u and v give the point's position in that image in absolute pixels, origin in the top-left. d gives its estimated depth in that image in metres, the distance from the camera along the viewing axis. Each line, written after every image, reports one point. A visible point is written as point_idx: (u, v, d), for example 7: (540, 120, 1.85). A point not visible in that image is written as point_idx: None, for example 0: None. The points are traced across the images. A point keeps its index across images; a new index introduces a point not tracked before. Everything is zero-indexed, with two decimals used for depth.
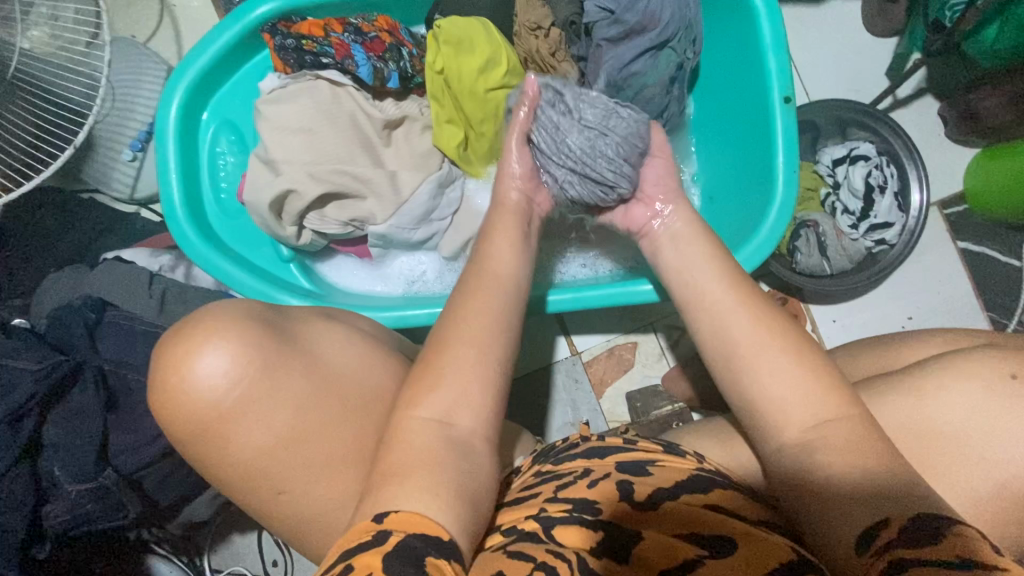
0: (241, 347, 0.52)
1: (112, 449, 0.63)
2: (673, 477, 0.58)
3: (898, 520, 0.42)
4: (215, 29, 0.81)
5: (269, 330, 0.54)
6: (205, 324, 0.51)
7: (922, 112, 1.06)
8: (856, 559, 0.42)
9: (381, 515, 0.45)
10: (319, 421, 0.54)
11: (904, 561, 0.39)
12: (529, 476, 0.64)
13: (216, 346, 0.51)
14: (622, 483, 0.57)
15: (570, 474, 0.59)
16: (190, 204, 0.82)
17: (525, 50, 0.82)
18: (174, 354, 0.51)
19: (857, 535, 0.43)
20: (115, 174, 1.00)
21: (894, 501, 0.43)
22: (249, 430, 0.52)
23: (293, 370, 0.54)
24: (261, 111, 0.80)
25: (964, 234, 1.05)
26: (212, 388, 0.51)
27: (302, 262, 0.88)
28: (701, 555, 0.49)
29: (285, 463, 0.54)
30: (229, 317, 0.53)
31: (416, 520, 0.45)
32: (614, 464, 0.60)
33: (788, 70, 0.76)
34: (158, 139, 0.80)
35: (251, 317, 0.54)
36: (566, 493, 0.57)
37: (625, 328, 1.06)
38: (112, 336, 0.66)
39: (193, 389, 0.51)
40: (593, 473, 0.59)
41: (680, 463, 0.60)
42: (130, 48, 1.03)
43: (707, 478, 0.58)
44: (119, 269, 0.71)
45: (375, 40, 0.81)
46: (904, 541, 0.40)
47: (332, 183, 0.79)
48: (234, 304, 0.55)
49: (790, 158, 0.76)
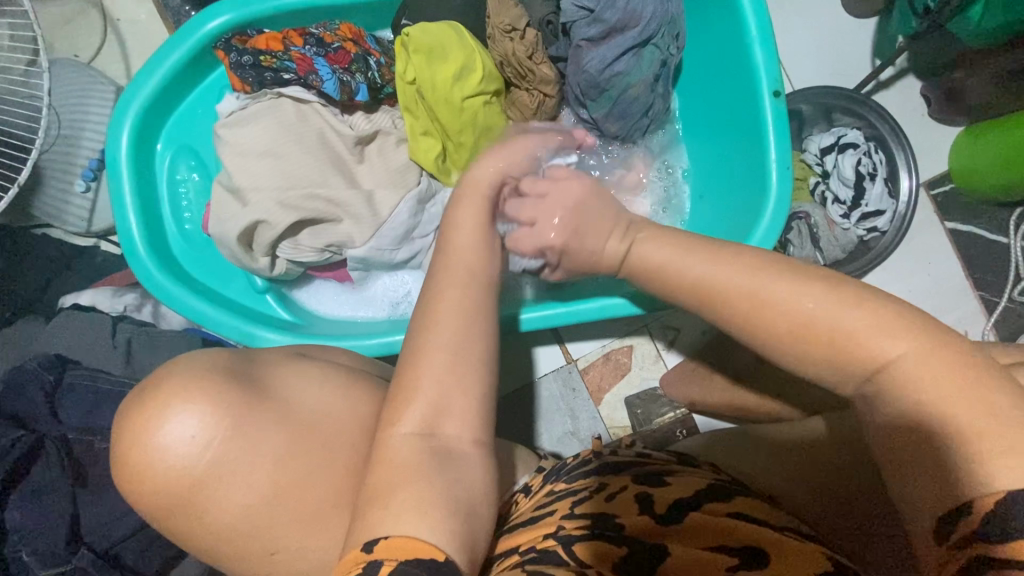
0: (209, 408, 0.48)
1: (87, 527, 0.58)
2: (690, 486, 0.55)
3: (986, 504, 0.35)
4: (163, 49, 0.75)
5: (239, 385, 0.50)
6: (168, 389, 0.47)
7: (904, 92, 1.04)
8: (932, 544, 0.37)
9: (372, 542, 0.44)
10: (303, 475, 0.51)
11: (990, 562, 0.34)
12: (540, 496, 0.62)
13: (181, 415, 0.47)
14: (642, 494, 0.55)
15: (585, 491, 0.57)
16: (152, 239, 0.76)
17: (500, 54, 0.77)
18: (134, 424, 0.47)
19: (936, 518, 0.37)
20: (70, 207, 0.93)
21: (965, 476, 0.36)
22: (229, 491, 0.49)
23: (268, 425, 0.50)
24: (221, 135, 0.75)
25: (950, 213, 1.05)
26: (182, 460, 0.47)
27: (278, 291, 0.82)
28: (733, 565, 0.47)
29: (271, 524, 0.50)
30: (191, 382, 0.48)
31: (408, 545, 0.43)
32: (630, 479, 0.58)
33: (775, 62, 0.73)
34: (110, 171, 0.74)
35: (216, 377, 0.50)
36: (582, 510, 0.54)
37: (619, 332, 1.04)
38: (72, 400, 0.60)
39: (164, 459, 0.47)
40: (609, 488, 0.57)
41: (695, 473, 0.58)
42: (73, 69, 0.95)
43: (724, 485, 0.56)
44: (79, 318, 0.66)
45: (339, 51, 0.75)
46: (993, 535, 0.34)
47: (304, 208, 0.74)
48: (201, 360, 0.51)
49: (782, 153, 0.73)
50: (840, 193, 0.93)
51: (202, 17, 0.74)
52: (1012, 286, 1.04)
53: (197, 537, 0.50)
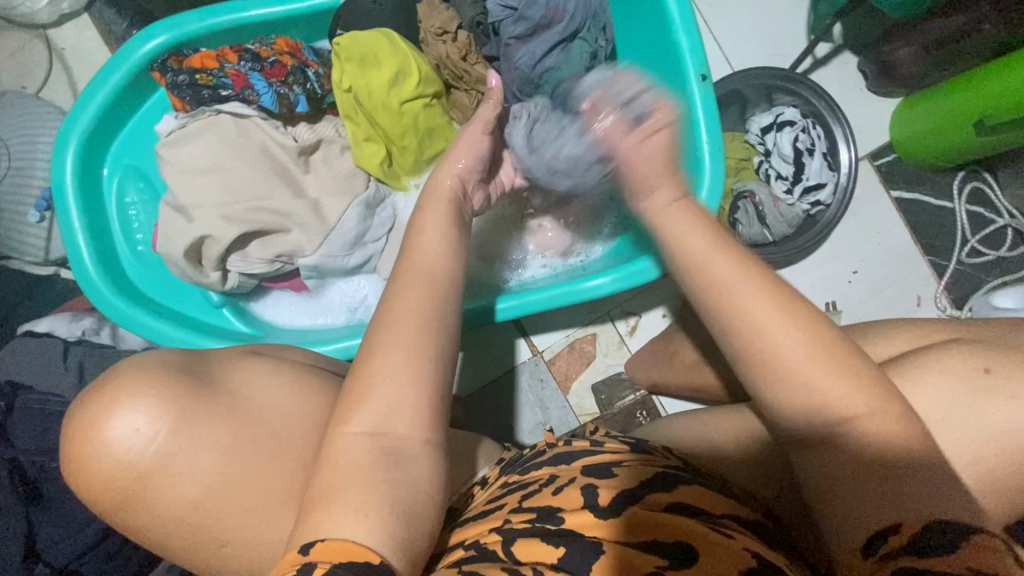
0: (154, 406, 0.50)
1: (42, 545, 0.58)
2: (636, 475, 0.57)
3: (913, 526, 0.38)
4: (101, 73, 0.76)
5: (186, 380, 0.52)
6: (117, 387, 0.49)
7: (842, 68, 1.07)
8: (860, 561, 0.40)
9: (309, 545, 0.44)
10: (254, 467, 0.52)
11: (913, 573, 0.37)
12: (495, 488, 0.64)
13: (126, 413, 0.49)
14: (587, 485, 0.56)
15: (535, 483, 0.59)
16: (103, 261, 0.77)
17: (435, 57, 0.79)
18: (85, 421, 0.49)
19: (867, 537, 0.40)
20: (27, 237, 0.93)
21: (902, 501, 0.39)
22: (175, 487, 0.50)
23: (215, 419, 0.52)
24: (163, 156, 0.76)
25: (896, 183, 1.08)
26: (123, 456, 0.49)
27: (234, 304, 0.84)
28: (660, 565, 0.49)
29: (220, 520, 0.51)
30: (142, 381, 0.50)
31: (343, 547, 0.44)
32: (579, 470, 0.59)
33: (700, 48, 0.75)
34: (56, 198, 0.75)
35: (162, 376, 0.51)
36: (529, 505, 0.56)
37: (582, 320, 1.06)
38: (22, 421, 0.62)
39: (114, 453, 0.49)
40: (558, 480, 0.58)
41: (646, 459, 0.60)
42: (20, 100, 0.96)
43: (673, 474, 0.57)
44: (31, 344, 0.67)
45: (275, 64, 0.77)
46: (919, 551, 0.37)
47: (251, 221, 0.75)
48: (152, 358, 0.53)
49: (713, 136, 0.75)
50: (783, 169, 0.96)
51: (137, 40, 0.75)
52: (961, 250, 1.07)
53: (149, 533, 0.51)
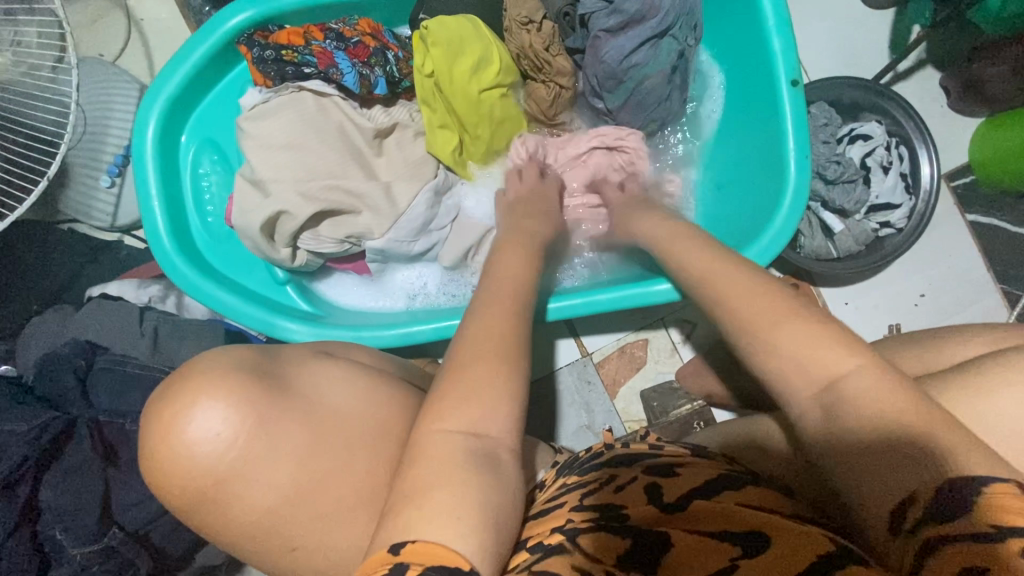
0: (234, 406, 0.46)
1: (117, 506, 0.58)
2: (701, 477, 0.55)
3: (927, 490, 0.36)
4: (189, 44, 0.76)
5: (256, 377, 0.49)
6: (191, 385, 0.45)
7: (923, 84, 1.03)
8: (889, 540, 0.37)
9: (398, 544, 0.41)
10: (322, 473, 0.50)
11: (941, 542, 0.34)
12: (552, 488, 0.61)
13: (205, 414, 0.45)
14: (650, 485, 0.55)
15: (594, 483, 0.56)
16: (177, 231, 0.77)
17: (517, 47, 0.78)
18: (160, 419, 0.45)
19: (887, 514, 0.37)
20: (96, 202, 0.95)
21: (910, 465, 0.37)
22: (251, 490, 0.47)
23: (289, 417, 0.49)
24: (244, 129, 0.76)
25: (972, 205, 1.04)
26: (205, 459, 0.45)
27: (298, 283, 0.84)
28: (736, 556, 0.45)
29: (290, 515, 0.49)
30: (221, 382, 0.46)
31: (431, 552, 0.41)
32: (641, 470, 0.57)
33: (794, 52, 0.73)
34: (136, 164, 0.76)
35: (242, 376, 0.48)
36: (592, 502, 0.54)
37: (634, 325, 1.04)
38: (103, 382, 0.61)
39: (194, 454, 0.45)
40: (618, 479, 0.56)
41: (707, 465, 0.57)
42: (98, 67, 0.97)
43: (737, 477, 0.55)
44: (111, 307, 0.67)
45: (359, 45, 0.76)
46: (943, 516, 0.34)
47: (325, 201, 0.75)
48: (222, 352, 0.50)
49: (801, 144, 0.73)
50: (842, 202, 0.91)
51: (225, 14, 0.76)
52: None
53: (219, 527, 0.49)
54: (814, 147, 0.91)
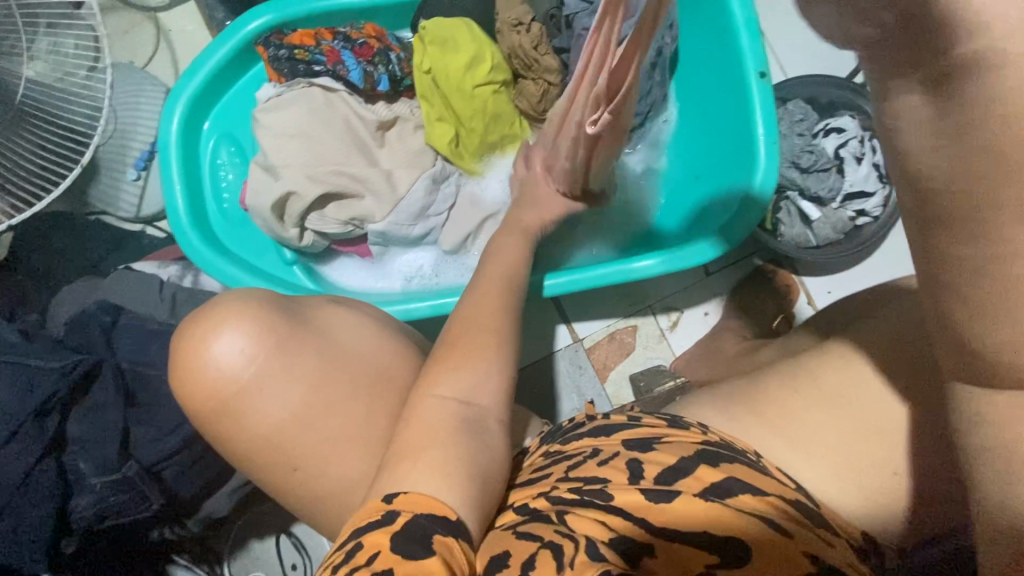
0: (252, 329, 0.53)
1: (135, 442, 0.64)
2: (678, 453, 0.55)
3: None
4: (212, 46, 0.85)
5: (273, 310, 0.55)
6: (214, 314, 0.53)
7: None
8: None
9: (392, 495, 0.46)
10: (324, 407, 0.54)
11: None
12: (537, 457, 0.64)
13: (228, 335, 0.53)
14: (630, 461, 0.56)
15: (579, 456, 0.59)
16: (195, 214, 0.84)
17: (508, 47, 0.86)
18: (189, 342, 0.54)
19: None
20: (122, 193, 1.04)
21: None
22: (260, 405, 0.53)
23: (300, 349, 0.55)
24: (260, 120, 0.83)
25: None
26: (223, 373, 0.53)
27: (305, 264, 0.90)
28: (712, 565, 0.49)
29: (293, 445, 0.54)
30: (238, 311, 0.54)
31: (424, 502, 0.45)
32: (621, 443, 0.59)
33: (761, 46, 0.79)
34: (161, 153, 0.83)
35: (261, 309, 0.55)
36: (576, 473, 0.57)
37: (624, 312, 1.08)
38: (127, 336, 0.67)
39: (215, 371, 0.53)
40: (601, 454, 0.58)
41: (686, 436, 0.57)
42: (129, 72, 1.07)
43: (716, 452, 0.55)
44: (132, 277, 0.73)
45: (364, 46, 0.84)
46: None
47: (331, 184, 0.82)
48: (249, 291, 0.57)
49: (770, 129, 0.79)
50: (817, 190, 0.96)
51: (246, 17, 0.83)
52: None
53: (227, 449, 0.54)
54: (789, 139, 0.97)
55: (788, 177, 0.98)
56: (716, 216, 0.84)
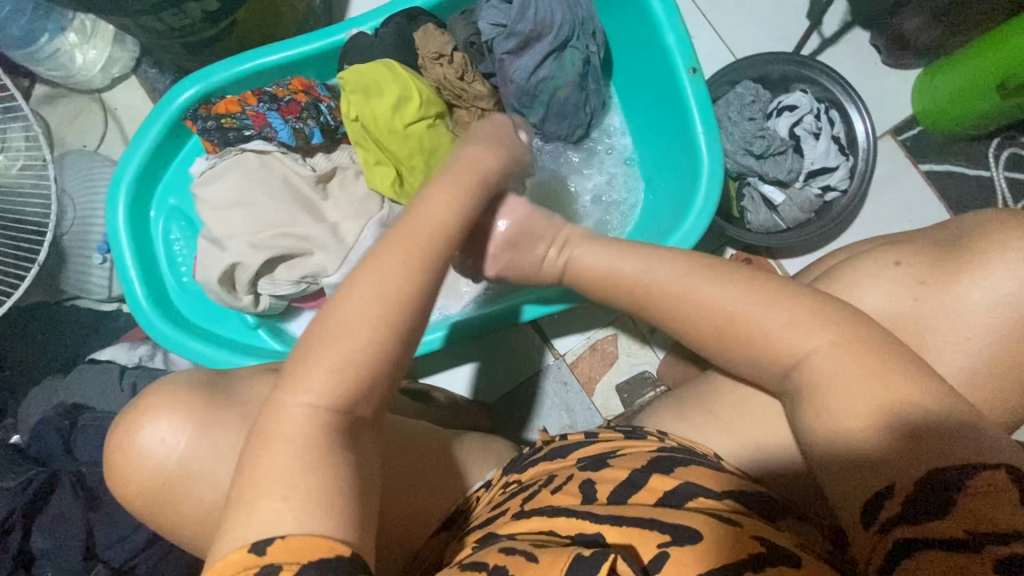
0: (178, 413, 0.54)
1: (99, 545, 0.65)
2: (630, 463, 0.56)
3: (905, 487, 0.41)
4: (144, 126, 0.86)
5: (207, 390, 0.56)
6: (149, 395, 0.54)
7: (852, 45, 1.04)
8: (862, 532, 0.42)
9: (267, 543, 0.37)
10: None
11: (917, 543, 0.38)
12: (498, 490, 0.62)
13: (155, 423, 0.53)
14: (584, 480, 0.55)
15: (535, 485, 0.58)
16: (154, 293, 0.86)
17: (435, 80, 0.85)
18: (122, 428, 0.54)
19: (864, 507, 0.42)
20: (92, 278, 1.06)
21: (899, 463, 0.42)
22: (202, 488, 0.54)
23: (224, 426, 0.54)
24: (198, 195, 0.84)
25: (924, 156, 1.03)
26: (156, 460, 0.53)
27: (270, 325, 0.91)
28: (665, 543, 0.46)
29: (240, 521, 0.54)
30: (169, 396, 0.54)
31: (303, 545, 0.37)
32: (576, 464, 0.59)
33: (688, 41, 0.76)
34: (111, 240, 0.84)
35: (188, 391, 0.55)
36: (532, 506, 0.54)
37: (601, 321, 1.06)
38: (84, 438, 0.69)
39: (145, 457, 0.53)
40: (557, 480, 0.57)
41: (642, 446, 0.59)
42: (80, 156, 1.09)
43: (671, 458, 0.56)
44: (90, 370, 0.75)
45: (291, 102, 0.84)
46: (912, 517, 0.40)
47: (277, 248, 0.82)
48: (173, 377, 0.58)
49: (709, 125, 0.76)
50: (775, 174, 0.92)
51: (173, 93, 0.84)
52: None
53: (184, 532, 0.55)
54: (740, 125, 0.93)
55: (743, 165, 0.95)
56: (672, 218, 0.80)
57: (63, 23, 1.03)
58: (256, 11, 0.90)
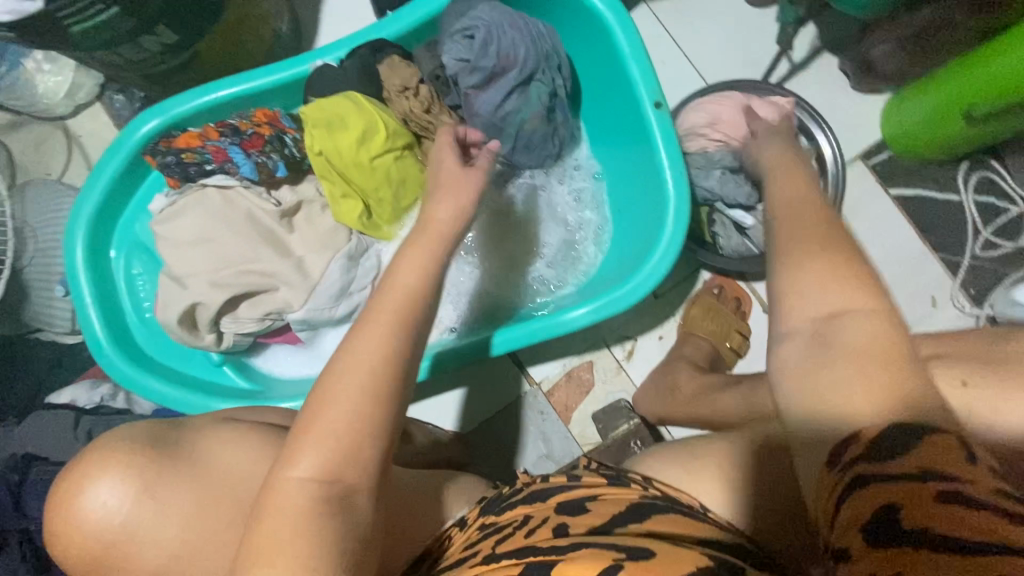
0: (120, 471, 0.52)
1: None
2: (610, 512, 0.55)
3: (870, 430, 0.35)
4: (102, 161, 0.84)
5: (154, 445, 0.55)
6: (93, 450, 0.53)
7: (822, 69, 1.04)
8: (821, 473, 0.36)
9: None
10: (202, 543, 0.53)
11: (874, 473, 0.33)
12: (472, 531, 0.61)
13: (97, 486, 0.51)
14: (559, 524, 0.54)
15: (509, 527, 0.57)
16: (114, 332, 0.83)
17: (402, 112, 0.84)
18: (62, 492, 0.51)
19: (827, 448, 0.36)
20: (55, 311, 1.03)
21: (868, 411, 0.36)
22: (148, 552, 0.52)
23: (170, 487, 0.53)
24: (159, 232, 0.82)
25: (895, 180, 1.04)
26: (97, 522, 0.51)
27: (235, 361, 0.89)
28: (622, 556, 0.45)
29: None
30: (112, 453, 0.53)
31: None
32: (554, 507, 0.58)
33: (652, 75, 0.76)
34: (69, 279, 0.82)
35: (131, 447, 0.54)
36: (504, 546, 0.53)
37: (577, 348, 1.06)
38: (35, 494, 0.66)
39: (82, 520, 0.51)
40: (531, 522, 0.56)
41: (624, 492, 0.59)
42: (43, 186, 1.06)
43: (647, 506, 0.56)
44: (45, 418, 0.72)
45: (254, 135, 0.82)
46: (881, 453, 0.33)
47: (239, 285, 0.80)
48: (121, 428, 0.57)
49: (675, 159, 0.75)
50: (735, 199, 0.91)
51: (132, 126, 0.83)
52: (973, 244, 1.02)
53: None
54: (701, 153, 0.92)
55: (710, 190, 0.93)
56: (645, 242, 0.80)
57: (23, 53, 1.03)
58: (218, 41, 0.88)
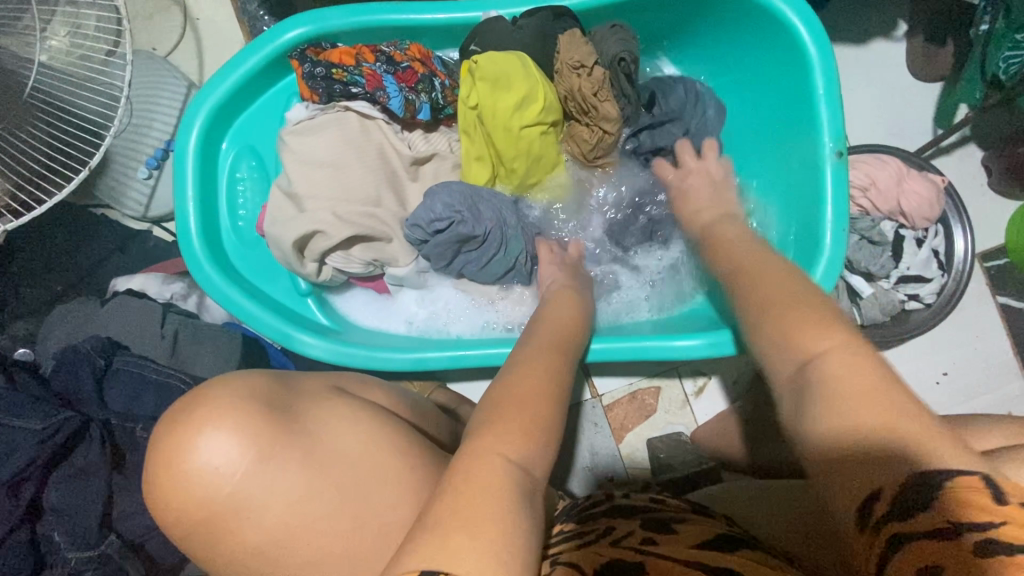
0: (235, 440, 0.46)
1: (119, 512, 0.64)
2: (698, 535, 0.51)
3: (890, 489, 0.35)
4: (242, 53, 0.78)
5: (261, 409, 0.49)
6: (199, 415, 0.46)
7: (964, 160, 1.02)
8: (855, 535, 0.37)
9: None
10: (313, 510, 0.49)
11: (903, 538, 0.34)
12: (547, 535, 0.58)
13: (208, 447, 0.45)
14: (647, 539, 0.51)
15: (592, 534, 0.53)
16: (208, 235, 0.78)
17: (566, 89, 0.78)
18: (164, 457, 0.45)
19: (853, 509, 0.37)
20: (130, 192, 0.96)
21: (878, 461, 0.36)
22: (257, 519, 0.47)
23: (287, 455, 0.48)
24: (287, 143, 0.77)
25: (1004, 288, 1.02)
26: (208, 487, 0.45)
27: (319, 295, 0.84)
28: None
29: (286, 549, 0.49)
30: (220, 419, 0.47)
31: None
32: (638, 524, 0.54)
33: (840, 123, 0.72)
34: (176, 162, 0.77)
35: (247, 412, 0.48)
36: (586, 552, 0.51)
37: (648, 371, 1.02)
38: (117, 385, 0.67)
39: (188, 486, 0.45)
40: (616, 533, 0.53)
41: (707, 522, 0.54)
42: (150, 60, 0.99)
43: (736, 538, 0.51)
44: (132, 304, 0.73)
45: (407, 70, 0.77)
46: (900, 517, 0.35)
47: (359, 226, 0.75)
48: (224, 389, 0.49)
49: (840, 213, 0.71)
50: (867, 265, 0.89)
51: (283, 26, 0.77)
52: None
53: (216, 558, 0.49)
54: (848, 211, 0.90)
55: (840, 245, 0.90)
56: None
57: None
58: None
